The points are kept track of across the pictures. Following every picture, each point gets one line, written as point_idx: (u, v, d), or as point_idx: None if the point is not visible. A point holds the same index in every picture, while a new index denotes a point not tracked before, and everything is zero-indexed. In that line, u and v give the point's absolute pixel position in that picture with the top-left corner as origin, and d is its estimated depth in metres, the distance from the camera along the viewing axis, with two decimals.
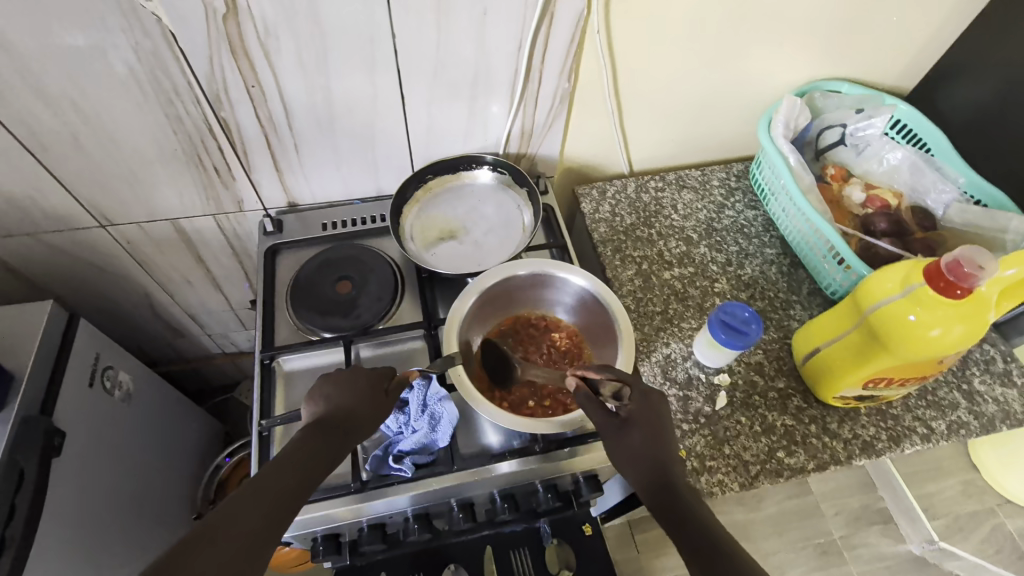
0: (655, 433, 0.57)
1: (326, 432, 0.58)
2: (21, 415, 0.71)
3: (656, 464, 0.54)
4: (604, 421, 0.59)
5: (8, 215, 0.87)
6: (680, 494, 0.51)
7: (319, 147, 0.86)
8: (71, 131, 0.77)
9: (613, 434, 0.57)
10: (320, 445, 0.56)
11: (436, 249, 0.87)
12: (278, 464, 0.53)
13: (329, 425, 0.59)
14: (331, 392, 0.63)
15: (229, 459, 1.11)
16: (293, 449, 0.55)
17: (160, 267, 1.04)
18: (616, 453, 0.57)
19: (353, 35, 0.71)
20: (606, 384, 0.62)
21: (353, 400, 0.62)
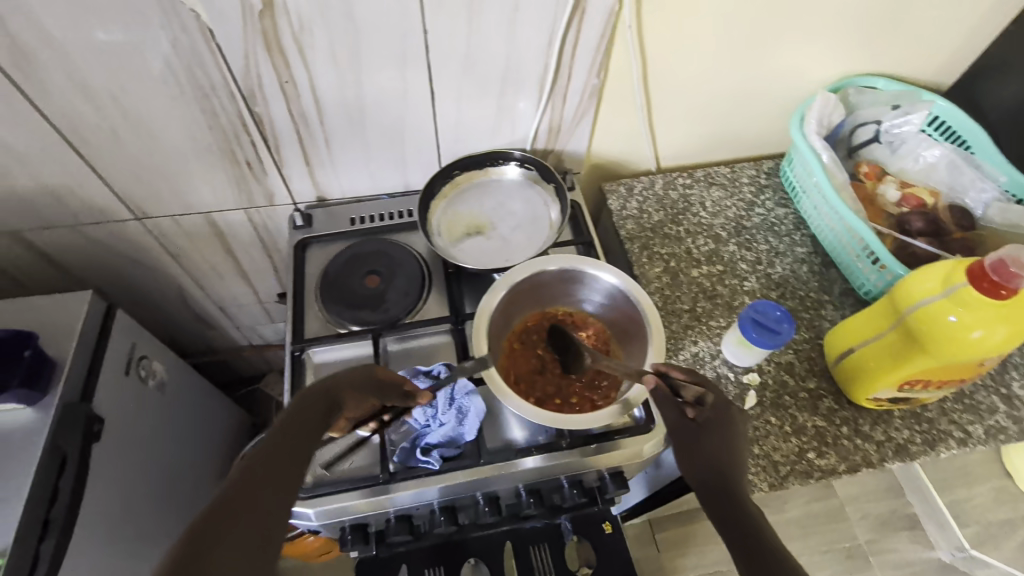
0: (727, 441, 0.55)
1: (327, 417, 0.57)
2: (63, 402, 0.73)
3: (725, 464, 0.53)
4: (679, 423, 0.58)
5: (50, 207, 0.89)
6: (742, 499, 0.50)
7: (349, 142, 0.86)
8: (110, 126, 0.79)
9: (686, 440, 0.56)
10: (316, 430, 0.55)
11: (463, 245, 0.87)
12: (284, 440, 0.52)
13: (330, 410, 0.58)
14: (347, 381, 0.61)
15: None
16: (292, 431, 0.53)
17: (191, 259, 1.06)
18: (685, 451, 0.55)
19: (386, 32, 0.72)
20: (687, 387, 0.60)
21: (357, 394, 0.61)
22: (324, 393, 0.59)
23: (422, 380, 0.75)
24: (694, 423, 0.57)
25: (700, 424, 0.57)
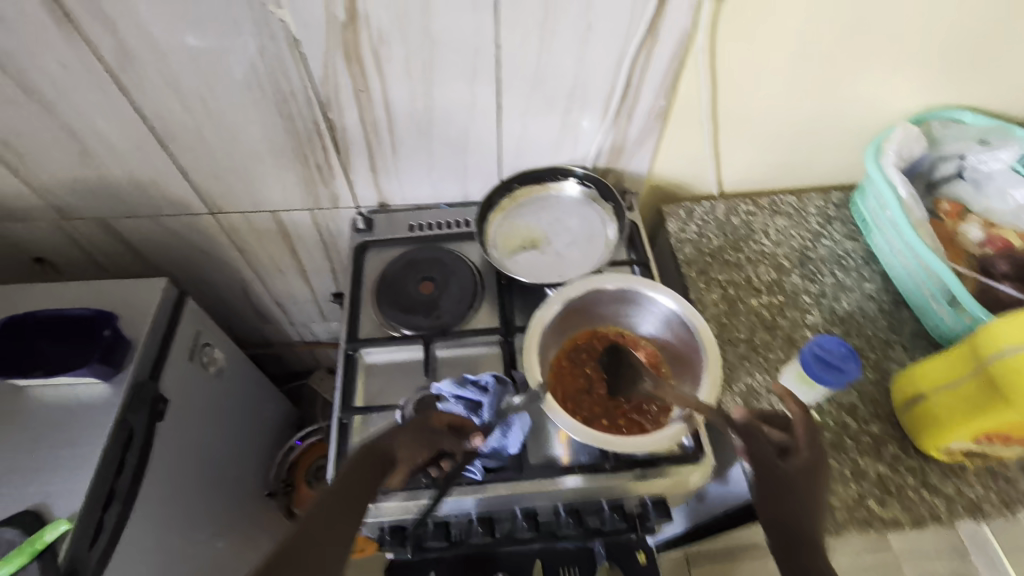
0: (810, 489, 0.55)
1: (382, 474, 0.60)
2: (135, 379, 0.78)
3: (804, 517, 0.53)
4: (769, 465, 0.55)
5: (136, 197, 0.96)
6: (816, 551, 0.51)
7: (415, 151, 0.89)
8: (196, 126, 0.84)
9: (773, 482, 0.54)
10: (370, 489, 0.59)
11: (518, 257, 0.87)
12: (337, 498, 0.56)
13: (384, 467, 0.61)
14: (405, 432, 0.64)
15: (302, 442, 1.21)
16: (347, 487, 0.57)
17: (257, 255, 1.11)
18: (770, 494, 0.54)
19: (460, 47, 0.74)
20: (775, 433, 0.58)
21: (409, 448, 0.64)
22: (384, 445, 0.62)
23: (479, 423, 0.72)
24: (777, 469, 0.55)
25: (785, 472, 0.55)
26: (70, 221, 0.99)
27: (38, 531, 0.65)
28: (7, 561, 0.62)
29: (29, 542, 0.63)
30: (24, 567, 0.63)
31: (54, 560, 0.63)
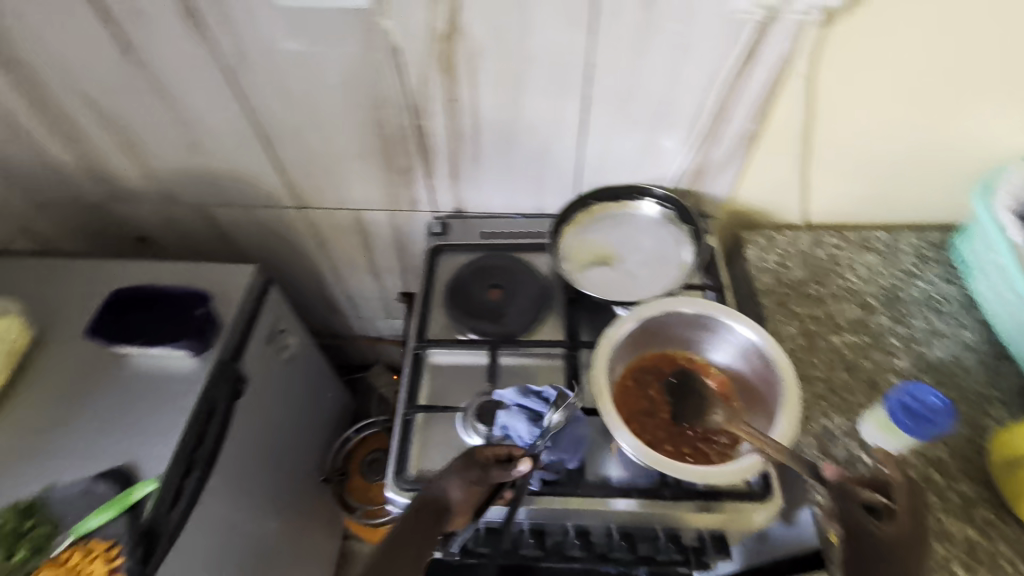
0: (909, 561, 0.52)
1: (435, 524, 0.59)
2: (217, 359, 0.82)
3: None
4: (862, 536, 0.52)
5: (234, 187, 1.03)
6: None
7: (496, 160, 0.91)
8: (296, 124, 0.90)
9: (868, 554, 0.52)
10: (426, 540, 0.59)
11: (589, 272, 0.86)
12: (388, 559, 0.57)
13: (437, 519, 0.60)
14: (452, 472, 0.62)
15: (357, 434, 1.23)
16: (403, 542, 0.58)
17: (334, 249, 1.16)
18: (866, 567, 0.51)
19: (553, 63, 0.76)
20: (869, 496, 0.55)
21: (458, 492, 0.61)
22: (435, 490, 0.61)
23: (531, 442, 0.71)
24: (870, 538, 0.52)
25: (878, 542, 0.52)
26: (174, 205, 1.08)
27: (128, 486, 0.70)
28: (100, 513, 0.67)
29: (118, 498, 0.68)
30: (112, 520, 0.68)
31: (139, 516, 0.68)
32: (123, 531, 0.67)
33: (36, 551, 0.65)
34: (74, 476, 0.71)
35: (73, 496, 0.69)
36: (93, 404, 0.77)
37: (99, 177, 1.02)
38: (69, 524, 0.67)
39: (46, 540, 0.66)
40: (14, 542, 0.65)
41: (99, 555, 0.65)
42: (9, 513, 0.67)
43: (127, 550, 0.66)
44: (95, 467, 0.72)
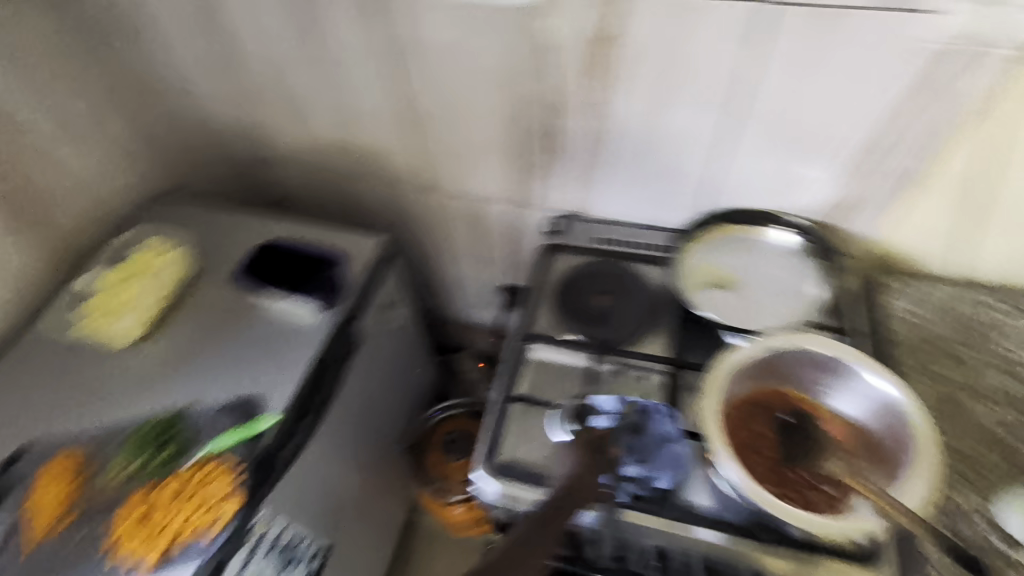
0: None
1: (567, 500, 0.64)
2: (341, 318, 0.86)
3: None
4: None
5: (369, 165, 1.09)
6: None
7: (627, 168, 0.91)
8: (440, 112, 0.94)
9: None
10: (560, 520, 0.63)
11: (707, 293, 0.83)
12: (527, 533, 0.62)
13: (565, 497, 0.65)
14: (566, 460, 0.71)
15: (440, 412, 1.28)
16: (541, 521, 0.63)
17: (447, 237, 1.21)
18: None
19: (710, 76, 0.76)
20: None
21: (578, 473, 0.67)
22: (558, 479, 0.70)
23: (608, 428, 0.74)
24: None
25: None
26: (312, 177, 1.16)
27: (253, 416, 0.76)
28: (229, 435, 0.73)
29: (245, 424, 0.74)
30: (237, 445, 0.74)
31: (259, 446, 0.74)
32: (244, 456, 0.73)
33: (172, 459, 0.72)
34: (210, 402, 0.77)
35: (209, 417, 0.75)
36: (228, 339, 0.83)
37: (254, 140, 1.11)
38: (201, 441, 0.74)
39: (181, 451, 0.73)
40: (155, 448, 0.72)
41: (221, 473, 0.71)
42: (153, 421, 0.75)
43: (246, 474, 0.72)
44: (227, 396, 0.77)
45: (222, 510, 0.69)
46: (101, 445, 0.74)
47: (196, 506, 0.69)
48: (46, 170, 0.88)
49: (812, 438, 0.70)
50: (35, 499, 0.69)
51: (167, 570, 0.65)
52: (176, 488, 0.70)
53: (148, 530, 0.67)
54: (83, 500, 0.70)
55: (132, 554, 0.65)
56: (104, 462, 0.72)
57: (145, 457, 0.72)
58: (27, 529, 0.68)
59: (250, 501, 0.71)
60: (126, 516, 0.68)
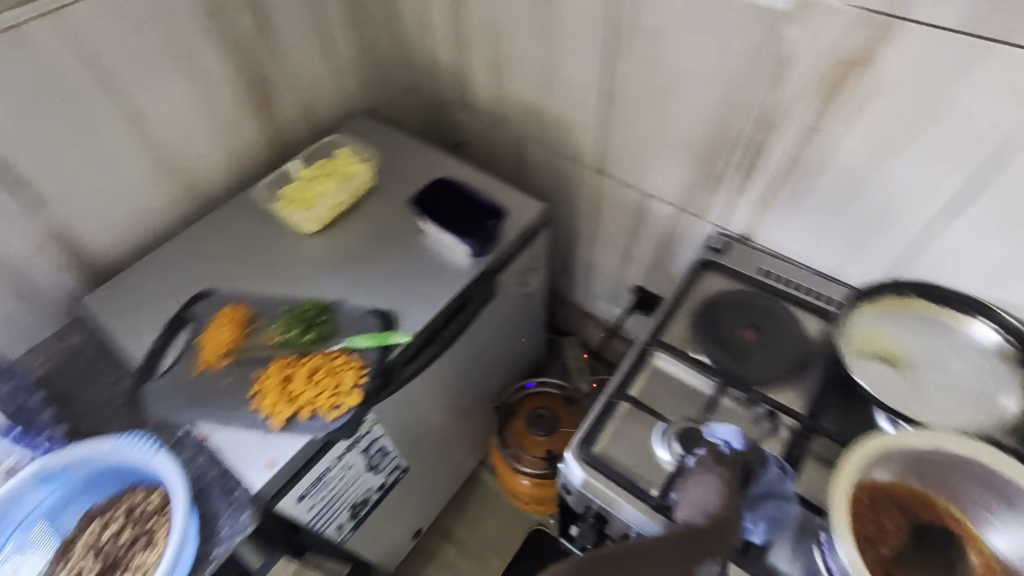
0: None
1: (713, 544, 0.57)
2: (485, 268, 0.90)
3: None
4: None
5: (551, 132, 1.11)
6: None
7: (821, 205, 0.84)
8: (640, 100, 0.92)
9: None
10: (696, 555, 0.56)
11: (867, 363, 0.76)
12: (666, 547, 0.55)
13: (711, 537, 0.57)
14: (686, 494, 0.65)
15: (535, 386, 1.34)
16: (680, 544, 0.56)
17: (602, 221, 1.21)
18: None
19: (963, 131, 0.67)
20: None
21: (729, 514, 0.60)
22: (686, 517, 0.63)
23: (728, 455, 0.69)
24: None
25: None
26: (495, 130, 1.21)
27: (388, 329, 0.81)
28: (367, 337, 0.79)
29: (383, 333, 0.79)
30: (370, 348, 0.79)
31: (387, 356, 0.79)
32: (373, 361, 0.78)
33: (316, 341, 0.79)
34: (358, 304, 0.84)
35: (354, 317, 0.82)
36: (387, 255, 0.91)
37: (456, 82, 1.17)
38: (342, 334, 0.80)
39: (325, 337, 0.80)
40: (306, 326, 0.80)
41: (352, 368, 0.76)
42: (309, 304, 0.83)
43: (369, 376, 0.76)
44: (372, 304, 0.84)
45: (345, 398, 0.74)
46: (265, 309, 0.84)
47: (328, 388, 0.74)
48: (279, 66, 1.02)
49: (943, 560, 0.62)
50: (208, 337, 0.80)
51: (292, 432, 0.71)
52: (314, 366, 0.76)
53: (286, 395, 0.74)
54: (240, 349, 0.79)
55: (269, 410, 0.72)
56: (264, 325, 0.82)
57: (296, 331, 0.79)
58: (198, 359, 0.78)
59: (367, 401, 0.75)
60: (269, 376, 0.75)
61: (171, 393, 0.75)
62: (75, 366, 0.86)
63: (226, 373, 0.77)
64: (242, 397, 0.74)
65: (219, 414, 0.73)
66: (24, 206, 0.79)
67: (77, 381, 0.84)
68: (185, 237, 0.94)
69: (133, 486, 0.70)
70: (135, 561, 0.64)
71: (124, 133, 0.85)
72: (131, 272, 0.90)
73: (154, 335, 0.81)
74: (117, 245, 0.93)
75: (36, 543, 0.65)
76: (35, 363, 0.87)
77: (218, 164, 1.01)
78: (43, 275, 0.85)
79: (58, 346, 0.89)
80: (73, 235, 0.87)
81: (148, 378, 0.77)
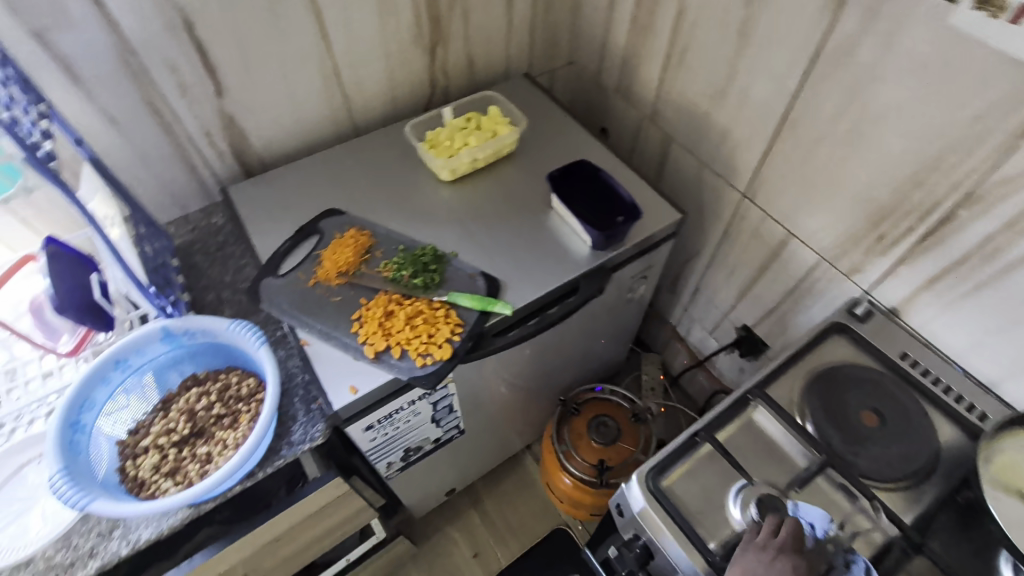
0: None
1: None
2: (602, 263, 0.87)
3: None
4: None
5: (708, 142, 1.04)
6: None
7: (1005, 305, 0.72)
8: (821, 133, 0.83)
9: None
10: None
11: (1004, 500, 0.64)
12: None
13: None
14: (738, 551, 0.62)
15: (601, 391, 1.31)
16: None
17: (733, 247, 1.13)
18: None
19: None
20: None
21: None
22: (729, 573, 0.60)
23: (809, 543, 0.62)
24: None
25: None
26: (651, 124, 1.15)
27: (492, 296, 0.81)
28: (469, 297, 0.78)
29: (486, 299, 0.78)
30: (471, 309, 0.79)
31: (485, 323, 0.78)
32: (470, 322, 0.78)
33: (423, 286, 0.80)
34: (470, 263, 0.85)
35: (462, 276, 0.82)
36: (510, 224, 0.90)
37: (627, 66, 1.13)
38: (447, 288, 0.81)
39: (432, 285, 0.80)
40: (417, 269, 0.80)
41: (450, 323, 0.77)
42: (425, 248, 0.84)
43: (462, 336, 0.76)
44: (483, 267, 0.84)
45: (434, 349, 0.74)
46: (385, 242, 0.86)
47: (424, 334, 0.75)
48: (459, 11, 1.02)
49: None
50: (329, 253, 0.83)
51: (381, 366, 0.73)
52: (416, 310, 0.77)
53: (383, 329, 0.75)
54: (354, 273, 0.81)
55: (365, 338, 0.75)
56: (380, 257, 0.84)
57: (408, 271, 0.80)
58: (315, 271, 0.82)
59: (454, 358, 0.75)
60: (373, 307, 0.77)
61: (286, 294, 0.79)
62: (211, 244, 0.94)
63: (336, 292, 0.80)
64: (345, 318, 0.77)
65: (321, 326, 0.76)
66: (207, 90, 0.86)
67: (210, 259, 0.92)
68: (333, 155, 0.99)
69: (233, 368, 0.75)
70: (218, 436, 0.69)
71: (305, 44, 0.90)
72: (280, 175, 0.96)
73: (284, 238, 0.87)
74: (273, 145, 0.99)
75: (144, 389, 0.72)
76: (180, 232, 0.96)
77: (378, 93, 1.05)
78: (206, 156, 0.93)
79: (201, 223, 0.97)
80: (241, 127, 0.93)
81: (269, 275, 0.82)
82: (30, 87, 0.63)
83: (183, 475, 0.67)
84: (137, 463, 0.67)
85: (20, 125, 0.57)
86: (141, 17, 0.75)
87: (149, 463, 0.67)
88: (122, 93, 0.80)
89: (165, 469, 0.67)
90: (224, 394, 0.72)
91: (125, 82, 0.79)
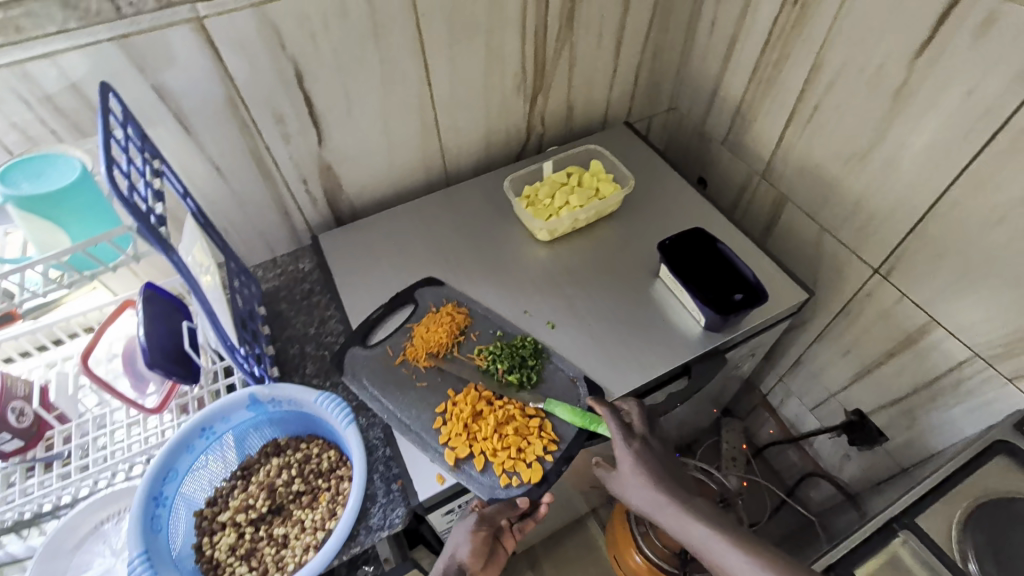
0: None
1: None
2: (716, 346, 0.78)
3: None
4: None
5: (834, 211, 0.93)
6: None
7: None
8: (996, 216, 0.71)
9: None
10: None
11: None
12: None
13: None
14: (467, 551, 0.66)
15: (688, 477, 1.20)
16: None
17: (850, 326, 1.01)
18: None
19: None
20: None
21: (477, 558, 0.67)
22: (447, 564, 0.67)
23: None
24: None
25: None
26: (761, 183, 1.05)
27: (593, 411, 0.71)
28: (569, 411, 0.70)
29: (589, 415, 0.69)
30: (570, 424, 0.70)
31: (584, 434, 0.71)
32: (568, 437, 0.70)
33: (517, 384, 0.73)
34: (568, 347, 0.78)
35: (563, 381, 0.74)
36: (611, 299, 0.82)
37: (739, 121, 1.04)
38: (544, 390, 0.74)
39: (527, 384, 0.73)
40: (514, 364, 0.74)
41: (545, 437, 0.69)
42: (525, 340, 0.77)
43: (555, 456, 0.69)
44: (581, 349, 0.77)
45: (522, 469, 0.67)
46: (482, 323, 0.80)
47: (512, 450, 0.68)
48: (564, 59, 0.97)
49: None
50: (422, 330, 0.78)
51: (460, 475, 0.67)
52: (506, 418, 0.70)
53: (468, 433, 0.69)
54: (444, 356, 0.76)
55: (446, 440, 0.69)
56: (475, 340, 0.78)
57: (503, 365, 0.74)
58: (403, 347, 0.77)
59: (542, 482, 0.67)
60: (459, 403, 0.71)
61: (369, 372, 0.75)
62: (297, 292, 0.91)
63: (423, 375, 0.74)
64: (429, 409, 0.71)
65: (399, 415, 0.71)
66: (310, 139, 0.84)
67: (296, 307, 0.89)
68: (423, 206, 0.95)
69: (312, 437, 0.72)
70: (296, 516, 0.67)
71: (409, 94, 0.87)
72: (370, 224, 0.93)
73: (376, 305, 0.82)
74: (365, 193, 0.96)
75: (224, 452, 0.69)
76: (269, 276, 0.94)
77: (472, 139, 1.00)
78: (300, 202, 0.91)
79: (288, 268, 0.95)
80: (337, 175, 0.91)
81: (356, 343, 0.78)
82: (148, 143, 0.63)
83: (258, 560, 0.65)
84: (213, 542, 0.66)
85: (137, 191, 0.55)
86: (256, 69, 0.73)
87: (225, 543, 0.66)
88: (228, 142, 0.79)
89: (240, 550, 0.65)
90: (304, 469, 0.69)
91: (233, 131, 0.78)
